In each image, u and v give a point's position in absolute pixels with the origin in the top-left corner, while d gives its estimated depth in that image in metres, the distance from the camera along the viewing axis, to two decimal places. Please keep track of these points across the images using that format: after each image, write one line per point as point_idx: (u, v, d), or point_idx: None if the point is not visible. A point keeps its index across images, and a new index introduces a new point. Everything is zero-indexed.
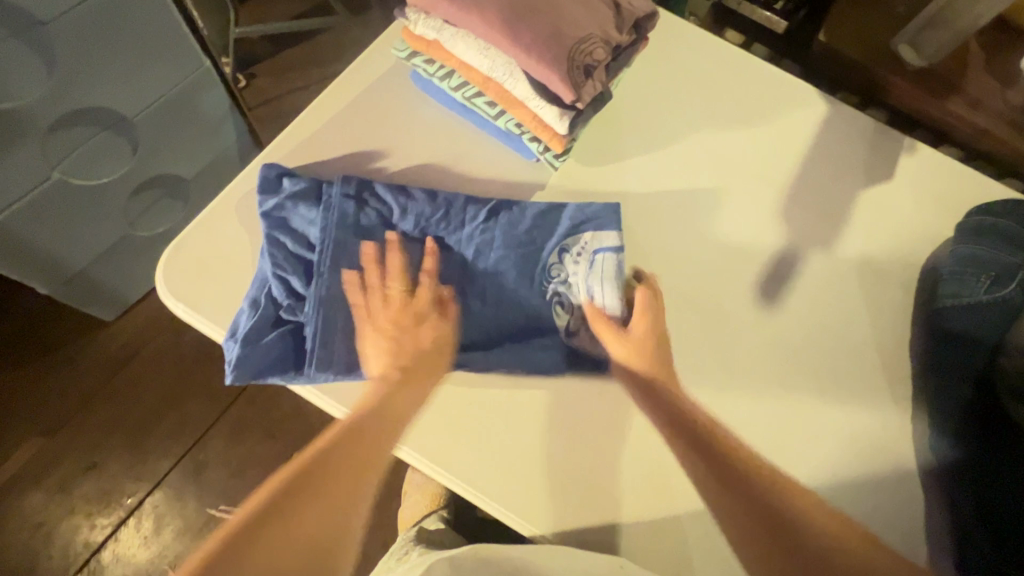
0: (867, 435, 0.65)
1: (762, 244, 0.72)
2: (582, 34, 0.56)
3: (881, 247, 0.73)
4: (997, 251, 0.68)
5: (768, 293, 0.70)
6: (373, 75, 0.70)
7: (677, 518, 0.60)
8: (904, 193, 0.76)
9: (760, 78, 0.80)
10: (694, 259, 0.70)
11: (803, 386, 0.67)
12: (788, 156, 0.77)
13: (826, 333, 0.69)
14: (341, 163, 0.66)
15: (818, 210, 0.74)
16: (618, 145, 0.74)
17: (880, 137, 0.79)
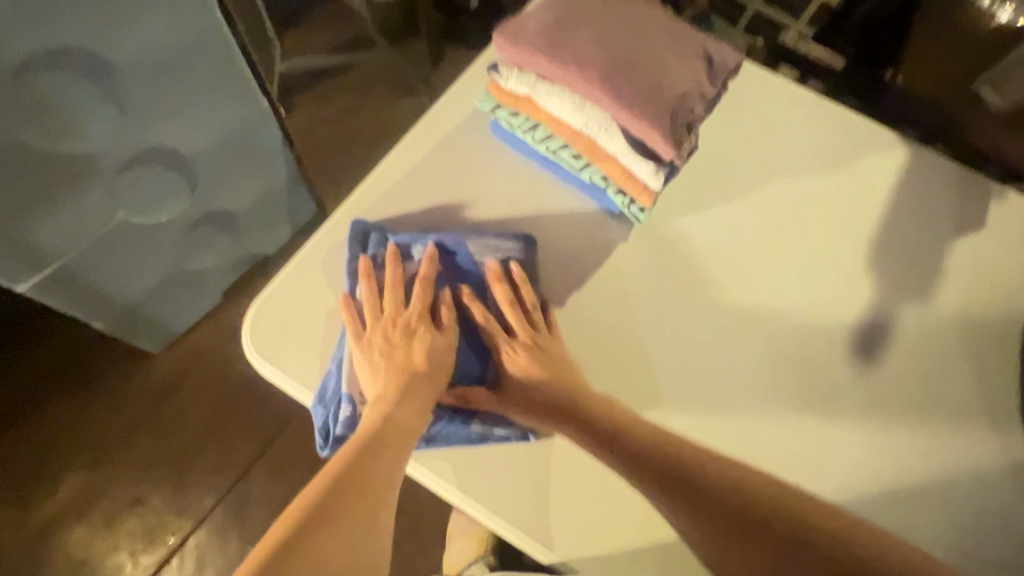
0: (981, 508, 0.61)
1: (851, 297, 0.69)
2: (681, 90, 0.55)
3: (977, 300, 0.69)
4: None
5: (861, 350, 0.66)
6: (450, 123, 0.69)
7: None
8: (998, 242, 0.72)
9: (837, 124, 0.78)
10: (782, 313, 0.67)
11: (907, 450, 0.63)
12: (872, 204, 0.74)
13: (926, 393, 0.65)
14: (420, 214, 0.65)
15: (907, 260, 0.71)
16: (697, 194, 0.72)
17: (969, 184, 0.76)
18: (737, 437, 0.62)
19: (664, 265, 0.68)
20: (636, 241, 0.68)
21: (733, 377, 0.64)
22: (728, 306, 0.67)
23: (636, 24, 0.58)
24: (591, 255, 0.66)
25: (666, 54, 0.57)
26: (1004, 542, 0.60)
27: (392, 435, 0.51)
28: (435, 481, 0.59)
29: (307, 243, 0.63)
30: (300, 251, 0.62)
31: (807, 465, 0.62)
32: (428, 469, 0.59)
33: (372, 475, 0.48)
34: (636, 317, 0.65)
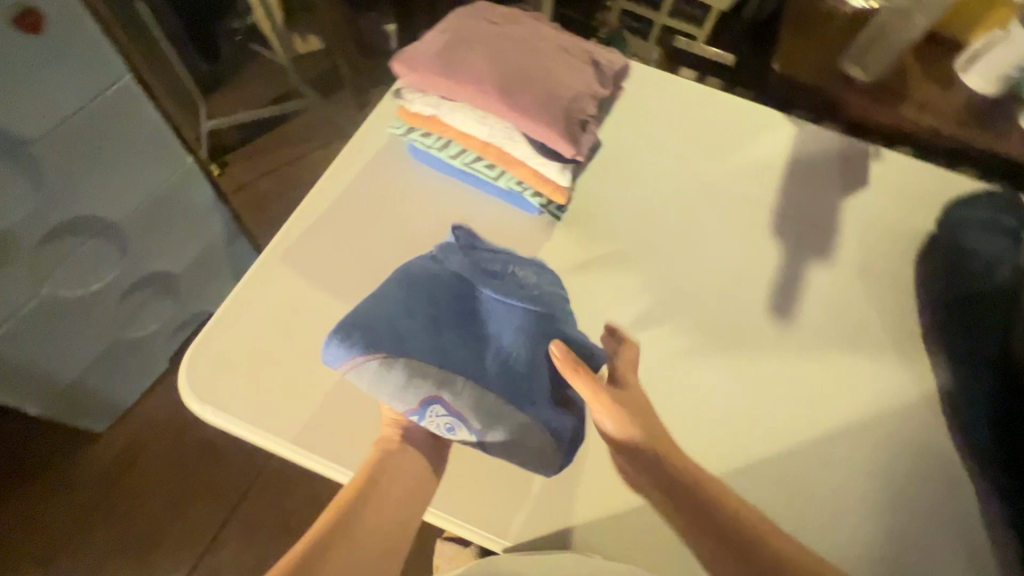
0: (909, 436, 0.66)
1: (764, 263, 0.75)
2: (572, 93, 0.60)
3: (872, 250, 0.77)
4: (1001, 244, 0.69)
5: (779, 308, 0.72)
6: (370, 152, 0.72)
7: None
8: (882, 196, 0.81)
9: (727, 110, 0.86)
10: (705, 285, 0.72)
11: (835, 391, 0.68)
12: (769, 177, 0.81)
13: (843, 338, 0.71)
14: (348, 241, 0.67)
15: (807, 221, 0.78)
16: (611, 188, 0.77)
17: (849, 149, 0.84)
18: (681, 404, 0.65)
19: (590, 255, 0.72)
20: (561, 238, 0.71)
21: (669, 349, 0.68)
22: (655, 284, 0.72)
23: (525, 39, 0.63)
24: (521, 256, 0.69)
25: (554, 63, 0.62)
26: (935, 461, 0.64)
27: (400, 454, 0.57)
28: None
29: (241, 283, 0.64)
30: (235, 292, 0.63)
31: (749, 423, 0.65)
32: None
33: (379, 512, 0.55)
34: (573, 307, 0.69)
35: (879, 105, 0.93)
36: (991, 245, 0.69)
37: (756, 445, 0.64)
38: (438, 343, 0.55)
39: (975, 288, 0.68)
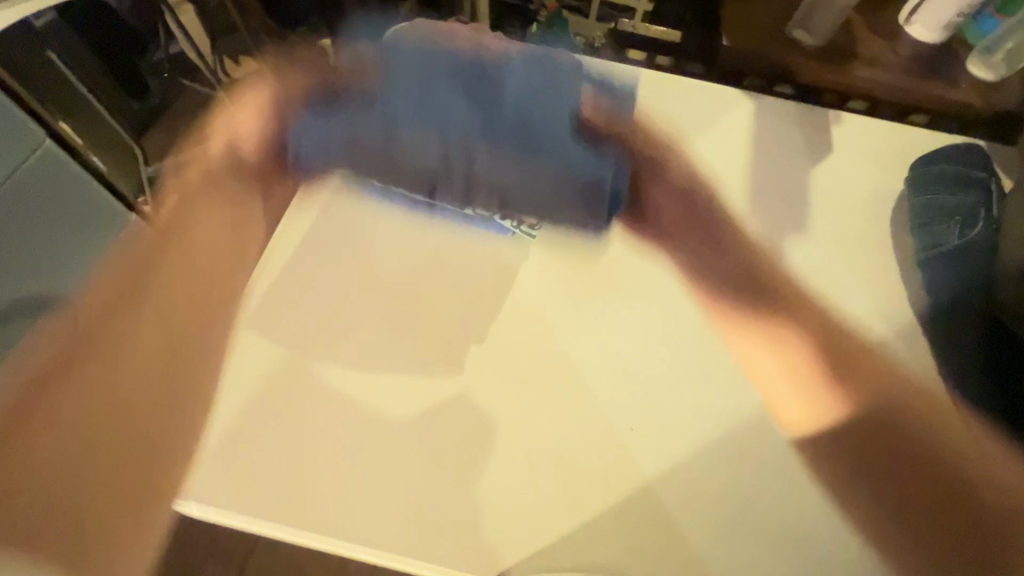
0: (905, 401, 0.66)
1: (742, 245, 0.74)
2: None
3: (846, 216, 0.76)
4: (963, 194, 0.70)
5: (763, 290, 0.71)
6: (333, 201, 0.74)
7: (749, 536, 0.60)
8: (847, 160, 0.80)
9: (684, 91, 0.83)
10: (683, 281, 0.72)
11: (830, 367, 0.68)
12: (735, 156, 0.80)
13: (825, 311, 0.71)
14: (327, 291, 0.69)
15: (777, 196, 0.77)
16: (575, 196, 0.76)
17: (809, 116, 0.83)
18: (684, 404, 0.66)
19: (566, 271, 0.71)
20: (534, 260, 0.71)
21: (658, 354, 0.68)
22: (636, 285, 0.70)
23: None
24: (499, 285, 0.70)
25: None
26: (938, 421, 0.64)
27: (94, 384, 0.62)
28: (390, 554, 0.58)
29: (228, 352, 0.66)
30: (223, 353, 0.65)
31: (747, 410, 0.66)
32: (393, 543, 0.59)
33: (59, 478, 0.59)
34: (554, 327, 0.69)
35: (831, 68, 0.93)
36: (954, 198, 0.71)
37: (756, 435, 0.64)
38: (407, 92, 0.69)
39: (951, 242, 0.69)
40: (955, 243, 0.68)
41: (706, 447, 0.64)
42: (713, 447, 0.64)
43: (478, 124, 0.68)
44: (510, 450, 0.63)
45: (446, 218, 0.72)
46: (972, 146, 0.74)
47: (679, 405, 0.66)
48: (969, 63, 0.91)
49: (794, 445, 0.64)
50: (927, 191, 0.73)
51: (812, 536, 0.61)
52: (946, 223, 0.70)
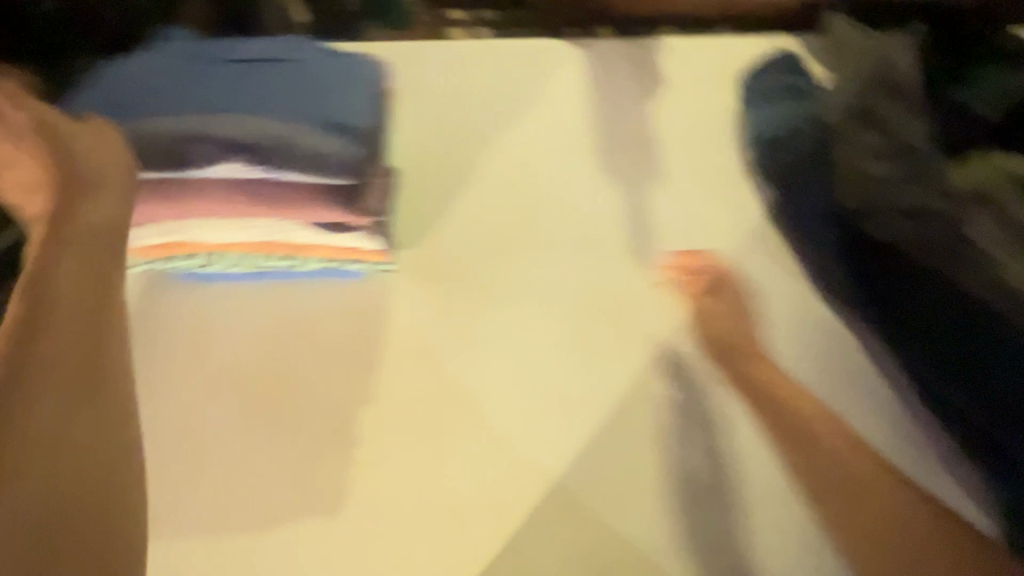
0: (793, 320, 0.68)
1: (616, 210, 0.70)
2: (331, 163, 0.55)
3: (698, 148, 0.75)
4: (789, 108, 0.73)
5: (646, 250, 0.69)
6: (149, 301, 0.62)
7: (697, 509, 0.58)
8: (686, 90, 0.78)
9: (508, 59, 0.77)
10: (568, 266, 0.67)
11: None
12: (578, 115, 0.75)
13: (706, 250, 0.70)
14: (169, 407, 0.58)
15: (634, 147, 0.74)
16: (432, 206, 0.68)
17: (639, 54, 0.80)
18: (601, 401, 0.62)
19: (444, 294, 0.64)
20: (404, 292, 0.63)
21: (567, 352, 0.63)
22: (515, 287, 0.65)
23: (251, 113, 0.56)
24: (372, 336, 0.62)
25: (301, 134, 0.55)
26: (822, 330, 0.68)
27: None
28: None
29: None
30: None
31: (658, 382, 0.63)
32: None
33: None
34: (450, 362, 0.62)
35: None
36: (781, 114, 0.73)
37: (680, 406, 0.62)
38: (164, 95, 0.58)
39: (789, 156, 0.71)
40: (791, 156, 0.71)
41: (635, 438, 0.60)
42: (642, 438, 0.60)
43: (251, 110, 0.57)
44: (424, 517, 0.56)
45: (289, 273, 0.62)
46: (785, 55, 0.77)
47: (601, 397, 0.62)
48: None
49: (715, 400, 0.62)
50: (761, 108, 0.74)
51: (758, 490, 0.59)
52: (780, 137, 0.72)
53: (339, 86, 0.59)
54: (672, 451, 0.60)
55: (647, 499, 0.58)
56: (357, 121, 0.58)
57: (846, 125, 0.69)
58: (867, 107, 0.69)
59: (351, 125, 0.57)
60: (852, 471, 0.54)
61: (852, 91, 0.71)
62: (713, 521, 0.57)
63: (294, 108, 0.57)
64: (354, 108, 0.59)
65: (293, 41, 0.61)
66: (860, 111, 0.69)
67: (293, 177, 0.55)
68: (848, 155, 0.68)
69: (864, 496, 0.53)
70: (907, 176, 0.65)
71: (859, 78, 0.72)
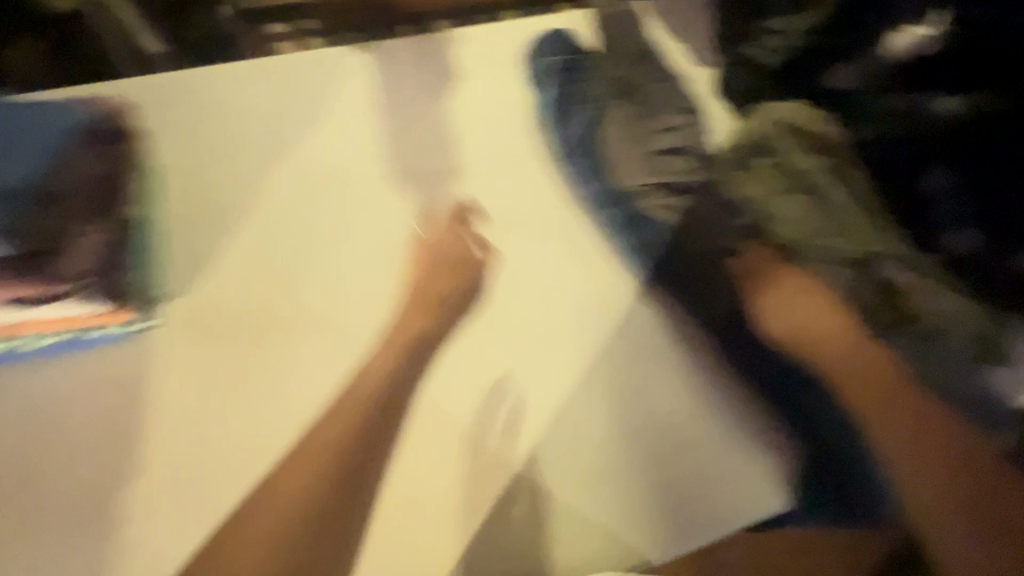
0: (597, 300, 0.65)
1: (397, 224, 0.68)
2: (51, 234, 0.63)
3: (490, 139, 0.72)
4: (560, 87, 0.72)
5: (435, 260, 0.66)
6: None
7: (504, 510, 0.59)
8: (475, 78, 0.74)
9: (277, 74, 0.72)
10: (348, 293, 0.65)
11: (516, 306, 0.65)
12: (358, 126, 0.71)
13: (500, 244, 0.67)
14: None
15: (418, 153, 0.71)
16: (199, 253, 0.65)
17: (425, 50, 0.77)
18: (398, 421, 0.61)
19: (212, 345, 0.62)
20: (159, 352, 0.61)
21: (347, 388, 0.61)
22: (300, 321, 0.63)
23: None
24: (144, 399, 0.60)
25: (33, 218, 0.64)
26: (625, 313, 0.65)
27: None
28: None
29: None
30: None
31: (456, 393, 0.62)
32: None
33: None
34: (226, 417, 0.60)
35: None
36: (555, 93, 0.72)
37: (463, 420, 0.61)
38: None
39: (562, 137, 0.71)
40: (564, 137, 0.71)
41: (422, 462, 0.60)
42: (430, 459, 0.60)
43: None
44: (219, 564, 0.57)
45: (40, 350, 0.60)
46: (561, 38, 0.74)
47: (388, 431, 0.60)
48: None
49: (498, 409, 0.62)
50: (538, 90, 0.73)
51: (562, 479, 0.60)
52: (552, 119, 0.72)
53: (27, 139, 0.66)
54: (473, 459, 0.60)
55: (441, 502, 0.59)
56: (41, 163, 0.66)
57: (606, 97, 0.73)
58: (647, 120, 0.71)
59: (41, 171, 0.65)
60: (939, 492, 0.59)
61: (636, 104, 0.72)
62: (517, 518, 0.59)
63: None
64: (42, 152, 0.66)
65: None
66: (639, 124, 0.71)
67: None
68: (630, 168, 0.70)
69: (982, 509, 0.58)
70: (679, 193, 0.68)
71: (640, 85, 0.73)
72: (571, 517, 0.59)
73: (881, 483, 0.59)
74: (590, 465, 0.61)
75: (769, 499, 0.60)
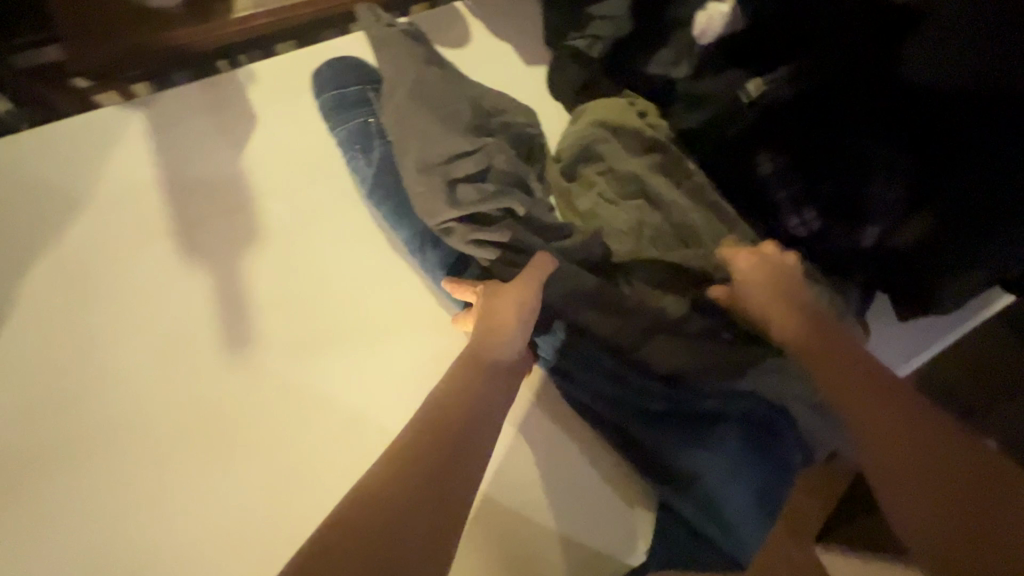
0: (431, 354, 0.61)
1: (181, 308, 0.60)
2: None
3: (298, 190, 0.65)
4: (354, 123, 0.65)
5: (239, 340, 0.59)
6: None
7: None
8: (276, 128, 0.68)
9: (44, 160, 0.64)
10: (128, 400, 0.56)
11: (332, 376, 0.59)
12: (143, 201, 0.63)
13: (319, 308, 0.61)
14: None
15: (199, 221, 0.63)
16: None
17: (217, 101, 0.69)
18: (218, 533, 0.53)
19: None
20: None
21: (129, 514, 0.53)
22: (92, 440, 0.55)
23: None
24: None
25: None
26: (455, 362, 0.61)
27: None
28: None
29: None
30: None
31: (281, 487, 0.55)
32: None
33: None
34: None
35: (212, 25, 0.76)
36: (349, 132, 0.65)
37: (276, 523, 0.54)
38: None
39: (366, 179, 0.63)
40: (367, 178, 0.63)
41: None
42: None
43: None
44: None
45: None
46: (347, 67, 0.68)
47: (206, 547, 0.53)
48: None
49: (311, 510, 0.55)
50: (337, 131, 0.66)
51: None
52: (353, 160, 0.64)
53: None
54: None
55: None
56: None
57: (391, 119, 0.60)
58: (435, 149, 0.59)
59: None
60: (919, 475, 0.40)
61: (422, 131, 0.59)
62: None
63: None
64: None
65: None
66: (430, 152, 0.59)
67: None
68: (426, 207, 0.58)
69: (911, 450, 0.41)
70: (494, 232, 0.58)
71: (423, 109, 0.61)
72: None
73: (742, 520, 0.53)
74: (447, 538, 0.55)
75: (625, 548, 0.57)
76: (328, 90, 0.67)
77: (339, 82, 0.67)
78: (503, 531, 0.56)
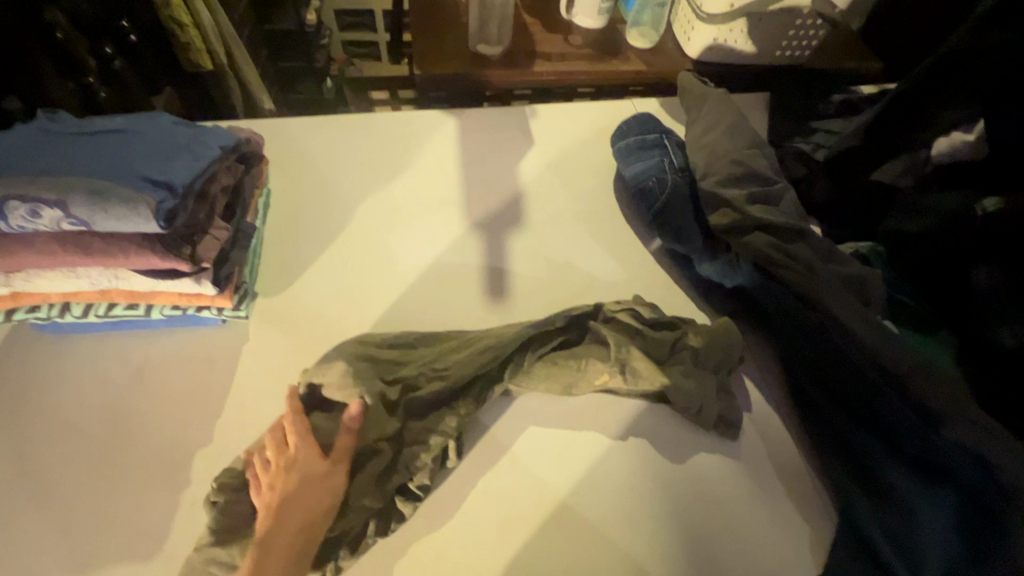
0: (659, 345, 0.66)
1: (458, 246, 0.76)
2: (197, 214, 0.58)
3: (559, 195, 0.82)
4: (656, 155, 0.79)
5: (495, 290, 0.72)
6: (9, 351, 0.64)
7: (555, 516, 0.58)
8: (550, 148, 0.87)
9: (385, 130, 0.86)
10: (408, 306, 0.70)
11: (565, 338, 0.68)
12: (447, 173, 0.83)
13: (560, 285, 0.74)
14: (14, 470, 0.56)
15: (475, 194, 0.81)
16: (283, 261, 0.73)
17: (510, 120, 0.90)
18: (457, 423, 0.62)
19: (282, 334, 0.66)
20: (248, 337, 0.66)
21: (350, 393, 0.58)
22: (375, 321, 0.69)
23: None
24: (178, 391, 0.62)
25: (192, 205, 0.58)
26: (690, 365, 0.65)
27: None
28: None
29: None
30: None
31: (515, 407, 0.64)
32: None
33: None
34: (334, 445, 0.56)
35: (513, 70, 0.99)
36: (651, 160, 0.79)
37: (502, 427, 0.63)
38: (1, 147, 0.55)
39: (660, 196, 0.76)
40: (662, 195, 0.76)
41: (442, 484, 0.59)
42: (455, 477, 0.60)
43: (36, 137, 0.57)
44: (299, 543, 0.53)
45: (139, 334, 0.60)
46: (649, 117, 0.84)
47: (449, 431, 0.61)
48: (628, 36, 1.01)
49: (534, 446, 0.62)
50: (633, 161, 0.80)
51: (614, 506, 0.59)
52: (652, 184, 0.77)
53: (174, 132, 0.62)
54: (529, 465, 0.61)
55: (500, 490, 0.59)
56: (197, 135, 0.63)
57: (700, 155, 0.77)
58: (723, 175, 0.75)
59: (184, 141, 0.61)
60: None
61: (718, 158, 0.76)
62: (572, 532, 0.57)
63: (91, 130, 0.59)
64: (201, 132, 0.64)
65: (151, 118, 0.64)
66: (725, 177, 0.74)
67: (97, 221, 0.51)
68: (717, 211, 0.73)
69: None
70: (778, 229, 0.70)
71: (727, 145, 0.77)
72: (627, 535, 0.57)
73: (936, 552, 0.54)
74: (645, 494, 0.60)
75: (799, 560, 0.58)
76: (625, 132, 0.82)
77: (634, 127, 0.83)
78: (693, 500, 0.60)
